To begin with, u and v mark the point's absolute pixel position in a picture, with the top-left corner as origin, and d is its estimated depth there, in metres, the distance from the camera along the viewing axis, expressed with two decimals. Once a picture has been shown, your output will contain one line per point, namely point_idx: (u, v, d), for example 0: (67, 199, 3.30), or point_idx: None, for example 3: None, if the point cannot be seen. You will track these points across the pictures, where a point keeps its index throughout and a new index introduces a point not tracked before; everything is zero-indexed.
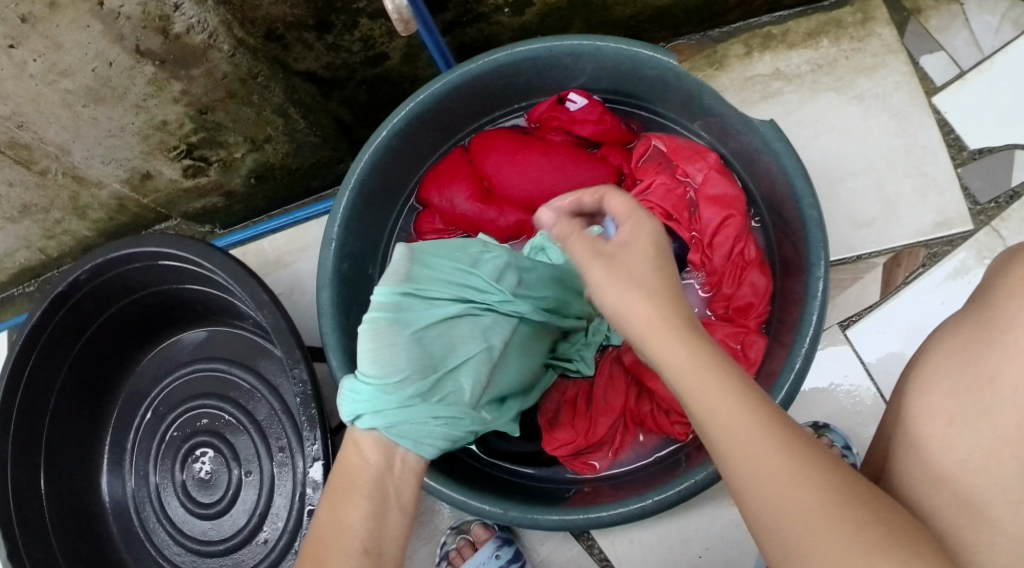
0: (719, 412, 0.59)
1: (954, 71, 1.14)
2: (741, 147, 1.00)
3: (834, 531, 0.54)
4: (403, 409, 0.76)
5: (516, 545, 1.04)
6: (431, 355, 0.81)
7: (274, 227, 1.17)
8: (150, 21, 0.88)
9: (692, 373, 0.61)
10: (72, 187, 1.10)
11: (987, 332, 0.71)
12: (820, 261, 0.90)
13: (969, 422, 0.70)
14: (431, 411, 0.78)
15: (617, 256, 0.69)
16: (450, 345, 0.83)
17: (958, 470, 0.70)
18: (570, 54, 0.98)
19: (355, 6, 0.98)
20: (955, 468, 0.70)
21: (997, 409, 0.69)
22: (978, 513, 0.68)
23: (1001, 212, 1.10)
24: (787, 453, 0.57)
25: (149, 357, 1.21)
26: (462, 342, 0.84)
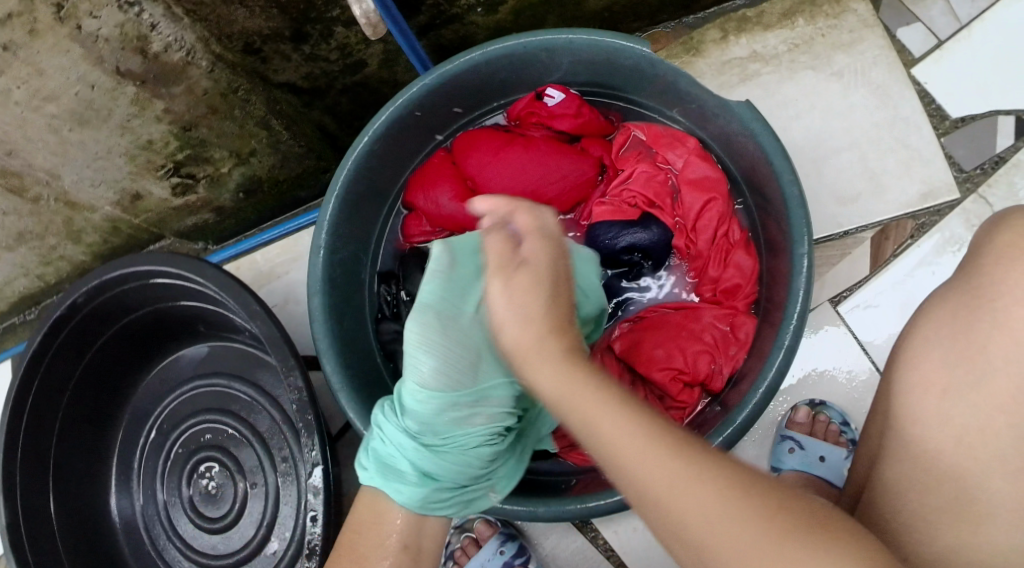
0: (598, 422, 0.60)
1: (932, 42, 1.14)
2: (720, 130, 1.01)
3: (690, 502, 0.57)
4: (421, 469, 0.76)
5: (520, 540, 1.05)
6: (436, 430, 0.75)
7: (266, 240, 1.18)
8: (129, 42, 0.90)
9: (568, 385, 0.61)
10: (65, 212, 1.11)
11: (976, 304, 0.72)
12: (803, 238, 0.90)
13: (964, 393, 0.70)
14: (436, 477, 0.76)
15: (523, 265, 0.66)
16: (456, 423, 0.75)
17: (954, 443, 0.69)
18: (544, 49, 0.98)
19: (329, 15, 0.99)
20: (950, 441, 0.70)
21: (992, 376, 0.70)
22: (970, 486, 0.69)
23: (987, 179, 1.10)
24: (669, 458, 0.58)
25: (151, 375, 1.22)
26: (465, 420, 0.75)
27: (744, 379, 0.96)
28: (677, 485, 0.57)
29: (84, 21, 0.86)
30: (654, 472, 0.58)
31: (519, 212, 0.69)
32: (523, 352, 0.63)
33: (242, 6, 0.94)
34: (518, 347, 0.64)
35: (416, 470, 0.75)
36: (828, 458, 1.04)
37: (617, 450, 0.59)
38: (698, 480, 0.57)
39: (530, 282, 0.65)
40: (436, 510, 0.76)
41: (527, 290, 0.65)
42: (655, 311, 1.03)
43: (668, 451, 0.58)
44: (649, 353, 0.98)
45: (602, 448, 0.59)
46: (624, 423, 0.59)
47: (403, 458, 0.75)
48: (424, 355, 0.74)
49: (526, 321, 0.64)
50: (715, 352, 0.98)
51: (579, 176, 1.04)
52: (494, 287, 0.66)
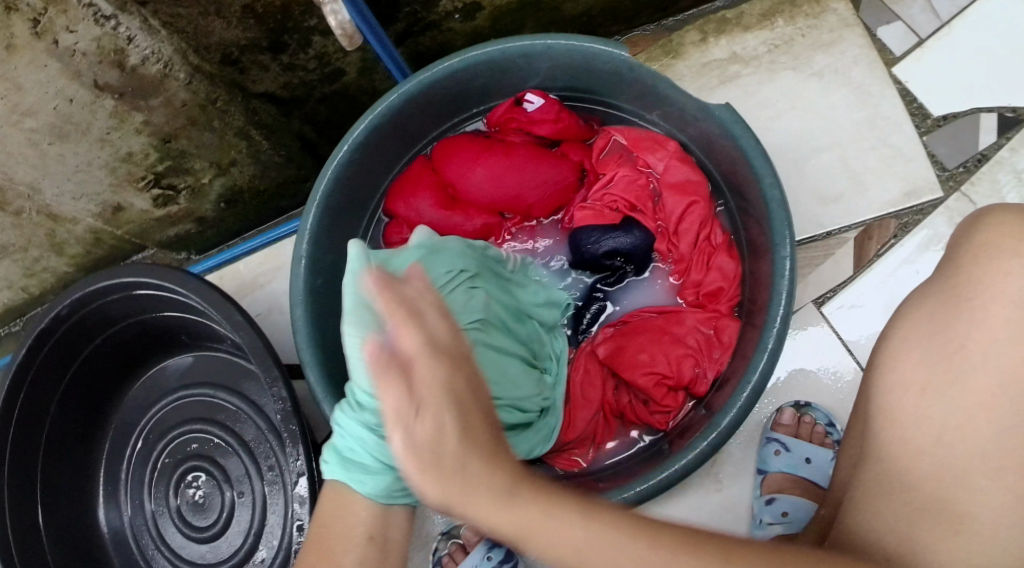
0: (562, 537, 0.58)
1: (912, 40, 1.14)
2: (700, 134, 1.01)
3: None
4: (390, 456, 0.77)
5: (507, 544, 1.05)
6: (388, 418, 0.77)
7: (247, 249, 1.18)
8: (106, 56, 0.90)
9: (521, 525, 0.59)
10: (47, 224, 1.11)
11: (954, 302, 0.73)
12: (785, 241, 0.90)
13: (942, 390, 0.70)
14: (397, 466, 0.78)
15: (412, 367, 0.61)
16: None
17: (934, 441, 0.69)
18: (523, 55, 0.98)
19: (307, 25, 0.99)
20: (931, 440, 0.70)
21: (971, 375, 0.70)
22: (953, 484, 0.68)
23: (970, 176, 1.10)
24: (620, 535, 0.58)
25: (137, 386, 1.22)
26: None
27: (727, 382, 0.95)
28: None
29: (60, 36, 0.86)
30: (620, 557, 0.58)
31: (399, 316, 0.63)
32: (447, 490, 0.59)
33: (218, 17, 0.93)
34: (443, 490, 0.59)
35: (378, 461, 0.78)
36: (813, 460, 1.05)
37: (600, 560, 0.58)
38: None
39: (442, 373, 0.62)
40: (397, 494, 0.78)
41: (440, 407, 0.60)
42: (638, 316, 1.03)
43: (644, 547, 0.58)
44: (632, 358, 0.98)
45: (571, 562, 0.58)
46: (598, 535, 0.58)
47: (364, 449, 0.78)
48: (366, 346, 0.77)
49: (435, 444, 0.60)
50: (699, 356, 0.98)
51: (560, 181, 1.04)
52: (404, 338, 0.62)
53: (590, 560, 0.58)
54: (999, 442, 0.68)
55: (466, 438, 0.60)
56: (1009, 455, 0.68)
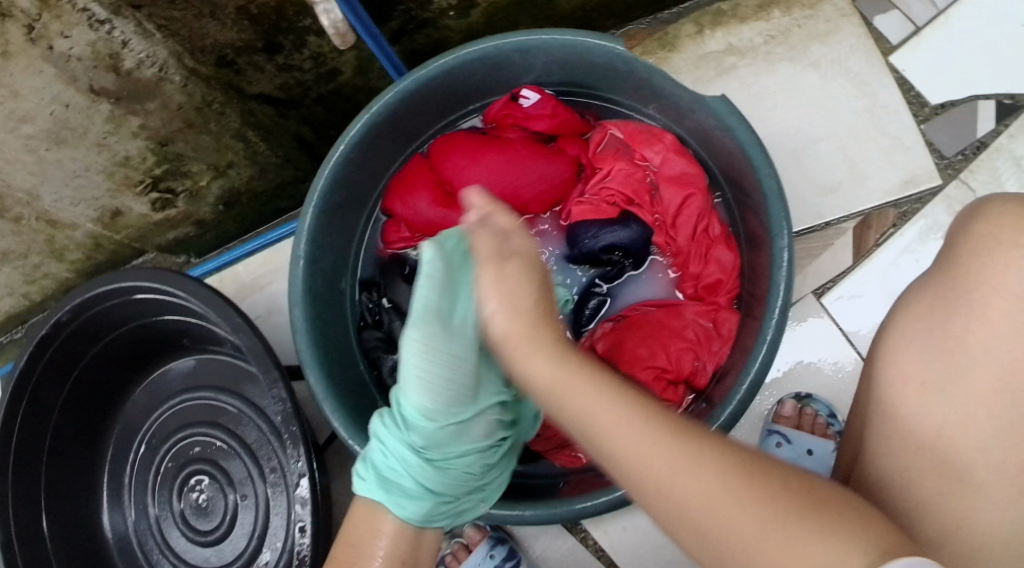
0: (596, 415, 0.62)
1: (909, 28, 1.14)
2: (697, 126, 1.00)
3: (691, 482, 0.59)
4: (435, 480, 0.75)
5: (510, 543, 1.05)
6: (436, 442, 0.74)
7: (247, 251, 1.18)
8: (101, 60, 0.90)
9: (562, 383, 0.64)
10: (47, 230, 1.11)
11: (955, 296, 0.72)
12: (783, 231, 0.90)
13: (944, 388, 0.70)
14: (440, 492, 0.76)
15: (511, 253, 0.71)
16: (459, 438, 0.75)
17: (935, 435, 0.69)
18: (518, 51, 0.98)
19: (301, 25, 0.99)
20: (931, 433, 0.70)
21: (972, 369, 0.69)
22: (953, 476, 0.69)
23: (969, 164, 1.10)
24: (646, 432, 0.61)
25: (140, 391, 1.22)
26: (470, 435, 0.76)
27: (728, 374, 0.95)
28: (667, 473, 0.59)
29: (55, 41, 0.86)
30: (644, 450, 0.60)
31: (485, 264, 0.70)
32: (512, 334, 0.67)
33: (213, 19, 0.93)
34: (506, 331, 0.68)
35: (417, 482, 0.75)
36: (815, 451, 1.04)
37: (614, 441, 0.61)
38: (704, 472, 0.59)
39: (528, 294, 0.69)
40: (435, 522, 0.76)
41: (523, 292, 0.69)
42: (636, 311, 1.03)
43: (675, 447, 0.60)
44: (632, 353, 0.97)
45: (594, 437, 0.62)
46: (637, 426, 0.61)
47: (406, 472, 0.75)
48: (430, 371, 0.72)
49: (515, 310, 0.68)
50: (699, 348, 0.98)
51: (556, 177, 1.04)
52: (485, 285, 0.69)
53: (610, 443, 0.61)
54: (1000, 437, 0.68)
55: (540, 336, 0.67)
56: (1012, 451, 0.68)
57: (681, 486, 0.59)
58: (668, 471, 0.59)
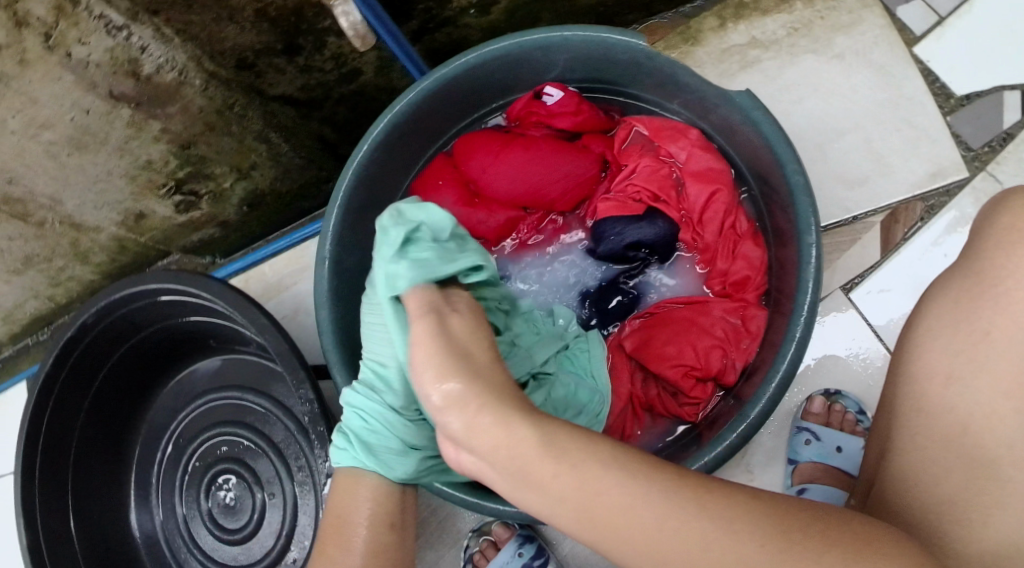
0: (574, 507, 0.58)
1: (932, 19, 1.12)
2: (723, 122, 1.00)
3: (681, 548, 0.56)
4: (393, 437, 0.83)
5: (539, 541, 1.05)
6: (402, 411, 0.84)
7: (272, 251, 1.18)
8: (120, 66, 0.90)
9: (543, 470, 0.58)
10: (71, 234, 1.11)
11: (977, 288, 0.74)
12: (810, 227, 0.89)
13: (967, 379, 0.72)
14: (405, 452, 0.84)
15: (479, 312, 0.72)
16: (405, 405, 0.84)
17: (961, 430, 0.71)
18: (540, 48, 0.97)
19: (320, 26, 1.00)
20: (956, 430, 0.71)
21: (993, 363, 0.72)
22: (982, 477, 0.70)
23: (996, 156, 1.09)
24: (619, 505, 0.57)
25: (166, 391, 1.23)
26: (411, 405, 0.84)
27: (757, 371, 0.95)
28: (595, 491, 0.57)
29: (73, 49, 0.86)
30: (629, 531, 0.57)
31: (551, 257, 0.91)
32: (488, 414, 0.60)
33: (231, 22, 0.94)
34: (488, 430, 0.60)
35: (403, 442, 0.83)
36: (844, 448, 1.04)
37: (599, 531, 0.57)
38: (614, 506, 0.57)
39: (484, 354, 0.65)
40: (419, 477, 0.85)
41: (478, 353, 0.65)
42: (664, 307, 1.02)
43: (650, 509, 0.57)
44: (659, 350, 0.97)
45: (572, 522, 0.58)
46: (622, 506, 0.57)
47: (372, 436, 0.84)
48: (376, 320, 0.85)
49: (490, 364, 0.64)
50: (727, 346, 0.97)
51: (582, 174, 1.04)
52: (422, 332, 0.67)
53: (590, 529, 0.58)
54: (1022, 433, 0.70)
55: (535, 418, 0.60)
56: None
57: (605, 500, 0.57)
58: (647, 543, 0.56)
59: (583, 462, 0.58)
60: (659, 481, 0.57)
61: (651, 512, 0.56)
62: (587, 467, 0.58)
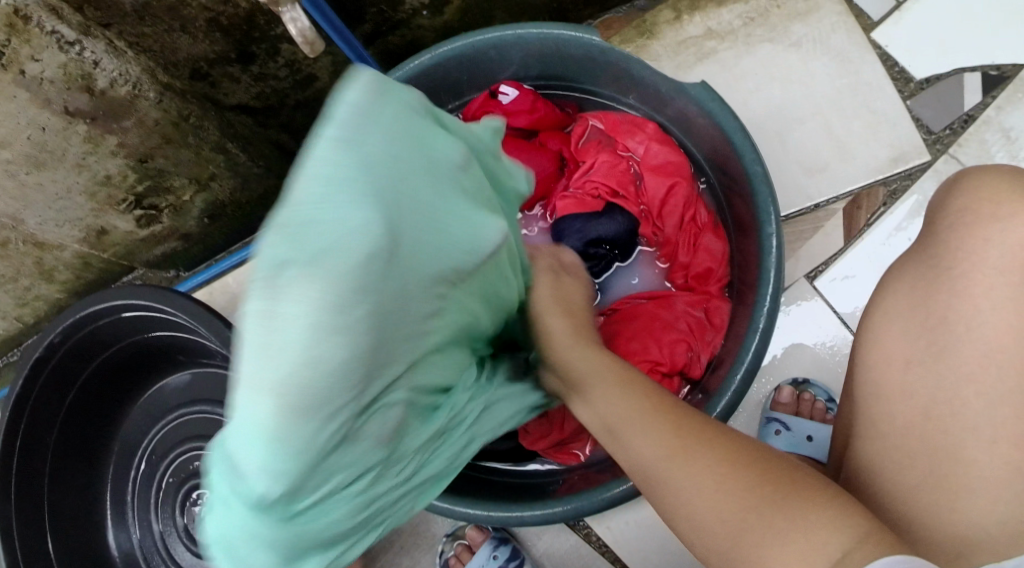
0: (642, 449, 0.67)
1: (889, 3, 1.12)
2: (679, 114, 0.99)
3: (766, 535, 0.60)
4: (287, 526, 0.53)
5: (513, 542, 1.07)
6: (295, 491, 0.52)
7: (235, 263, 1.17)
8: (73, 82, 0.88)
9: (614, 405, 0.70)
10: (34, 252, 1.11)
11: (937, 274, 0.73)
12: (770, 216, 0.88)
13: (927, 363, 0.71)
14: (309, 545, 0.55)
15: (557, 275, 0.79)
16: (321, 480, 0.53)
17: (921, 415, 0.71)
18: (494, 47, 0.97)
19: (274, 33, 0.99)
20: (916, 416, 0.71)
21: (958, 348, 0.70)
22: (947, 460, 0.69)
23: (957, 138, 1.08)
24: (703, 458, 0.64)
25: (137, 407, 1.22)
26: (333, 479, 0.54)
27: (722, 364, 0.95)
28: (632, 433, 0.68)
29: (26, 66, 0.85)
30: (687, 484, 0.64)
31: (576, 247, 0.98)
32: (603, 379, 0.72)
33: (184, 33, 0.94)
34: (599, 405, 0.71)
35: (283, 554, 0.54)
36: (815, 437, 1.05)
37: (670, 474, 0.65)
38: (684, 464, 0.64)
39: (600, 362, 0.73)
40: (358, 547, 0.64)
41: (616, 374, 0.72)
42: (629, 304, 1.02)
43: (726, 465, 0.63)
44: (624, 347, 0.96)
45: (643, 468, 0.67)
46: (692, 467, 0.64)
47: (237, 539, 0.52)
48: (290, 340, 0.46)
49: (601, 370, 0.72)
50: (692, 339, 0.97)
51: (542, 172, 1.04)
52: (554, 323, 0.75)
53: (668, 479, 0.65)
54: (987, 418, 0.68)
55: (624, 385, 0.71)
56: (1002, 427, 0.68)
57: (627, 438, 0.68)
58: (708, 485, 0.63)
59: (626, 401, 0.70)
60: (672, 423, 0.67)
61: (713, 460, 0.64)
62: (642, 394, 0.70)
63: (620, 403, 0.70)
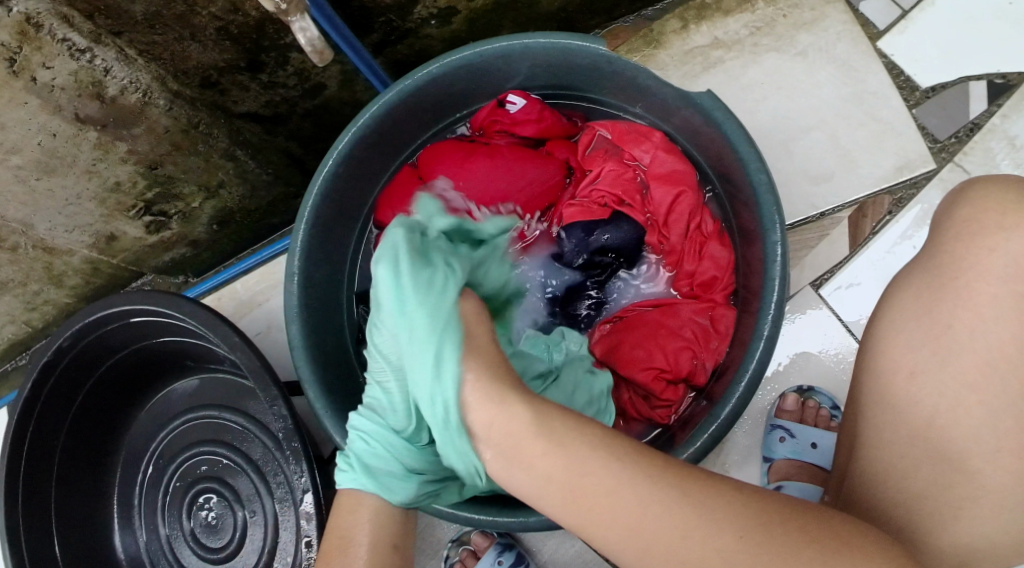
0: (643, 526, 0.58)
1: (895, 13, 1.12)
2: (685, 123, 1.00)
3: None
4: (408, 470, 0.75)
5: (518, 548, 1.07)
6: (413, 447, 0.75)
7: (242, 270, 1.18)
8: (85, 89, 0.90)
9: (595, 481, 0.59)
10: (44, 258, 1.11)
11: (938, 281, 0.74)
12: (775, 225, 0.89)
13: (930, 372, 0.72)
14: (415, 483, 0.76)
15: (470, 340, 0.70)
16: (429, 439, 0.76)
17: (927, 423, 0.71)
18: (502, 57, 0.98)
19: (283, 42, 0.99)
20: (914, 429, 0.71)
21: (960, 357, 0.71)
22: (952, 470, 0.70)
23: (963, 147, 1.09)
24: (721, 527, 0.58)
25: (144, 412, 1.23)
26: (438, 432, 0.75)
27: (727, 371, 0.96)
28: (625, 510, 0.58)
29: (38, 73, 0.86)
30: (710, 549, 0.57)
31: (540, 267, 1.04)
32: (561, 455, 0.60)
33: (194, 41, 0.95)
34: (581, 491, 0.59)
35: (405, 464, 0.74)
36: (820, 444, 1.05)
37: (684, 541, 0.58)
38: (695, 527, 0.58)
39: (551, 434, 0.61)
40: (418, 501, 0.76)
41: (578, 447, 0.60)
42: (636, 312, 1.03)
43: (746, 526, 0.58)
44: (629, 354, 0.98)
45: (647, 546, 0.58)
46: (706, 529, 0.58)
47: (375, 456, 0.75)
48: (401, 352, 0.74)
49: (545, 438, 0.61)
50: (697, 347, 0.97)
51: (547, 181, 1.04)
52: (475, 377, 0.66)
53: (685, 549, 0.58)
54: (990, 428, 0.69)
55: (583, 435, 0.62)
56: (1005, 437, 0.69)
57: (619, 518, 0.58)
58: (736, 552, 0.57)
59: (609, 475, 0.59)
60: (663, 482, 0.59)
61: (730, 528, 0.58)
62: (590, 469, 0.59)
63: (585, 462, 0.59)
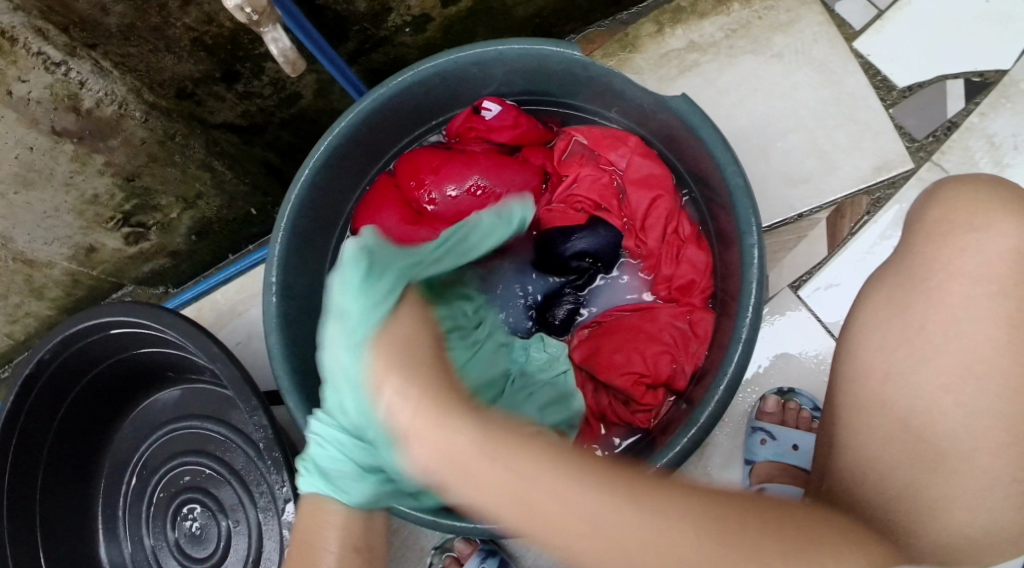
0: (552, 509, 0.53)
1: (871, 13, 1.13)
2: (661, 128, 1.00)
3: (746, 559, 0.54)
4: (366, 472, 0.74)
5: (500, 554, 1.07)
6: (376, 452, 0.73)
7: (222, 280, 1.18)
8: (61, 102, 0.90)
9: (504, 467, 0.54)
10: (23, 270, 1.11)
11: (911, 283, 0.74)
12: (751, 228, 0.89)
13: (904, 375, 0.72)
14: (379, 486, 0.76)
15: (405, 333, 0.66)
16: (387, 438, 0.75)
17: (902, 427, 0.71)
18: (477, 64, 0.97)
19: (257, 52, 0.99)
20: (894, 429, 0.71)
21: (930, 361, 0.71)
22: (927, 470, 0.70)
23: (941, 145, 1.09)
24: (627, 505, 0.53)
25: (127, 423, 1.23)
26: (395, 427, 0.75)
27: (706, 375, 0.96)
28: (539, 496, 0.53)
29: (14, 86, 0.86)
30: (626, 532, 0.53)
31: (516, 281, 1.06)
32: (475, 439, 0.55)
33: (169, 53, 0.95)
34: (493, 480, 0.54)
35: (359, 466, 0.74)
36: (800, 446, 1.05)
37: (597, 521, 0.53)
38: (607, 507, 0.53)
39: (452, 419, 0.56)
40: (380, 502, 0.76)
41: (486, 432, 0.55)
42: (615, 317, 1.03)
43: (650, 494, 0.54)
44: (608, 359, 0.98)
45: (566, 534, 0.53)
46: (615, 508, 0.53)
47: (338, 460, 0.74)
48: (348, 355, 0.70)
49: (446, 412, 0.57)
50: (676, 351, 0.98)
51: (525, 186, 1.04)
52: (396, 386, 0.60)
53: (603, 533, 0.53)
54: (965, 429, 0.69)
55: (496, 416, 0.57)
56: (981, 435, 0.69)
57: (540, 506, 0.53)
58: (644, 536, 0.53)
59: (518, 456, 0.54)
60: (574, 466, 0.55)
61: (637, 504, 0.54)
62: (509, 443, 0.55)
63: (490, 457, 0.54)
